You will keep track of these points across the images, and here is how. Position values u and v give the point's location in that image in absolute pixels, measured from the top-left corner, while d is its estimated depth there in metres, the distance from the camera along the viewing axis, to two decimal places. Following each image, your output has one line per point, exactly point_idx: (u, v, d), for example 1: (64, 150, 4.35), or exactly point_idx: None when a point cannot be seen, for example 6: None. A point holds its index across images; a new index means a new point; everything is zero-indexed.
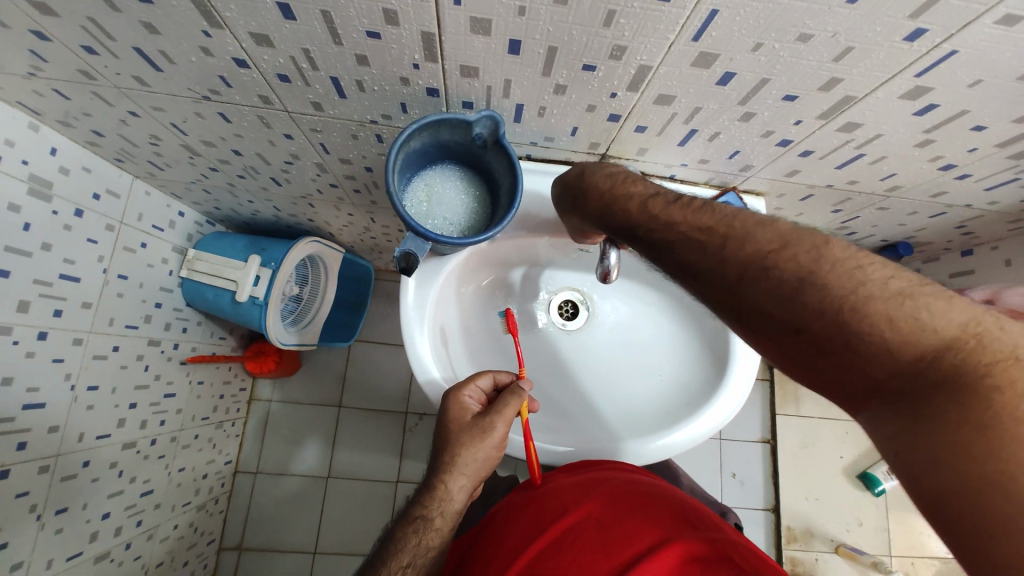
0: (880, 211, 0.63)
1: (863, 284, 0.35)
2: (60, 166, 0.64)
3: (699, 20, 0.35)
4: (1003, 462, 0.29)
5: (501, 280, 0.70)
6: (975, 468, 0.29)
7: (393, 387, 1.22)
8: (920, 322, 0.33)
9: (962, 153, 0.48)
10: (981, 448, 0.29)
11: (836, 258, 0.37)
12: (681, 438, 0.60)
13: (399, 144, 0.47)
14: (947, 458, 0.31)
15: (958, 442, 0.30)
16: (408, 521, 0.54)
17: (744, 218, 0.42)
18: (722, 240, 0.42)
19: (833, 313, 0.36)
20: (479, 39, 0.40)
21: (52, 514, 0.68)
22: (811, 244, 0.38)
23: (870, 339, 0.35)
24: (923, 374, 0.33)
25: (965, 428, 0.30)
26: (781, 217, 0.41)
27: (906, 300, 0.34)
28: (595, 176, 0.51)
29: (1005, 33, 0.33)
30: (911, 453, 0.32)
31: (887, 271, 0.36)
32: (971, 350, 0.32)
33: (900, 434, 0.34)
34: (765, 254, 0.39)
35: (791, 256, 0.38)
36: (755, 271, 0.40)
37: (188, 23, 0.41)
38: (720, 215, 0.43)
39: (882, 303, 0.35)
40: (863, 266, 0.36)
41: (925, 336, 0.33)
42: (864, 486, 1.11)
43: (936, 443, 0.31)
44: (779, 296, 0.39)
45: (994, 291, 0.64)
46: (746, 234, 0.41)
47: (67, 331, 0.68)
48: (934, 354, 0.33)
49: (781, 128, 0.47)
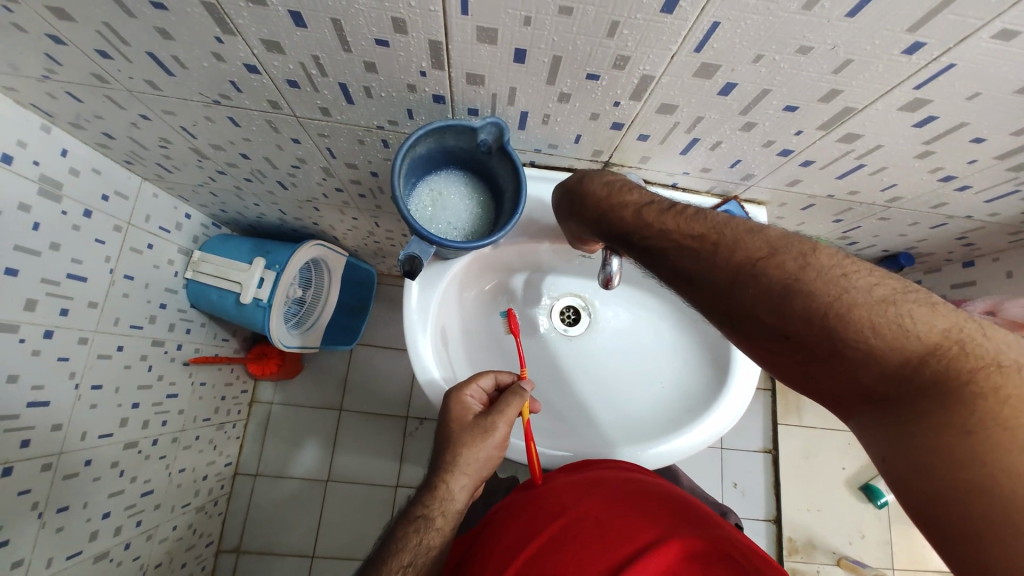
0: (881, 221, 0.64)
1: (847, 291, 0.36)
2: (71, 167, 0.65)
3: (701, 32, 0.36)
4: (989, 467, 0.29)
5: (503, 284, 0.70)
6: (962, 472, 0.30)
7: (393, 391, 1.23)
8: (903, 327, 0.34)
9: (962, 164, 0.48)
10: (966, 451, 0.30)
11: (822, 266, 0.37)
12: (682, 445, 0.60)
13: (405, 149, 0.48)
14: (936, 462, 0.31)
15: (945, 446, 0.31)
16: (409, 520, 0.54)
17: (734, 226, 0.42)
18: (713, 248, 0.42)
19: (819, 319, 0.36)
20: (485, 47, 0.40)
21: (52, 513, 0.68)
22: (798, 251, 0.39)
23: (857, 344, 0.35)
24: (908, 380, 0.34)
25: (951, 433, 0.31)
26: (771, 225, 0.42)
27: (889, 306, 0.35)
28: (593, 183, 0.52)
29: (1002, 48, 0.34)
30: (900, 457, 0.33)
31: (872, 278, 0.36)
32: (954, 355, 0.32)
33: (889, 438, 0.34)
34: (754, 261, 0.40)
35: (778, 263, 0.39)
36: (744, 277, 0.40)
37: (202, 30, 0.42)
38: (711, 223, 0.44)
39: (867, 309, 0.35)
40: (848, 274, 0.37)
41: (909, 342, 0.33)
42: (866, 498, 1.10)
43: (925, 448, 0.32)
44: (769, 301, 0.39)
45: (995, 302, 0.64)
46: (735, 242, 0.41)
47: (73, 330, 0.68)
48: (918, 359, 0.33)
49: (782, 138, 0.48)
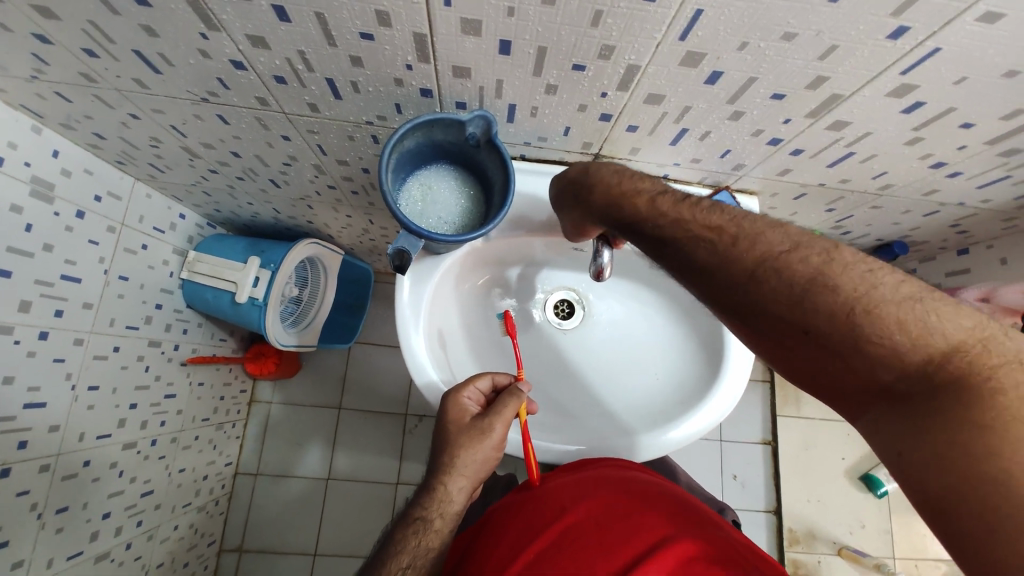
0: (874, 210, 0.63)
1: (875, 287, 0.35)
2: (63, 168, 0.65)
3: (685, 20, 0.36)
4: (1002, 461, 0.30)
5: (497, 278, 0.70)
6: (976, 468, 0.31)
7: (392, 388, 1.23)
8: (928, 325, 0.34)
9: (952, 150, 0.48)
10: (981, 449, 0.31)
11: (847, 262, 0.37)
12: (674, 436, 0.61)
13: (392, 143, 0.48)
14: (951, 458, 0.32)
15: (959, 440, 0.32)
16: (407, 523, 0.54)
17: (753, 219, 0.42)
18: (732, 241, 0.41)
19: (844, 314, 0.36)
20: (470, 39, 0.40)
21: (52, 514, 0.68)
22: (823, 247, 0.38)
23: (879, 341, 0.35)
24: (930, 378, 0.34)
25: (966, 429, 0.31)
26: (791, 222, 0.41)
27: (915, 303, 0.35)
28: (603, 171, 0.51)
29: (986, 30, 0.34)
30: (915, 452, 0.33)
31: (897, 276, 0.36)
32: (975, 354, 0.33)
33: (902, 435, 0.34)
34: (776, 255, 0.39)
35: (801, 258, 0.38)
36: (766, 270, 0.39)
37: (186, 26, 0.42)
38: (729, 215, 0.42)
39: (893, 307, 0.35)
40: (874, 270, 0.36)
41: (934, 339, 0.33)
42: (865, 488, 1.11)
43: (939, 445, 0.32)
44: (789, 297, 0.38)
45: (989, 288, 0.64)
46: (756, 235, 0.41)
47: (68, 331, 0.69)
48: (940, 357, 0.33)
49: (770, 126, 0.48)
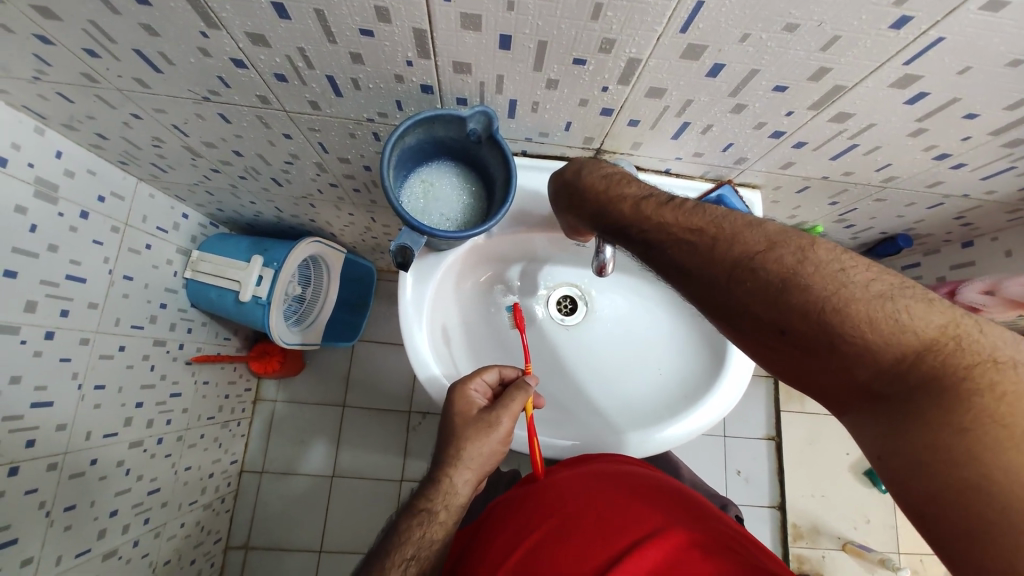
0: (878, 203, 0.63)
1: (844, 286, 0.35)
2: (65, 169, 0.65)
3: (686, 11, 0.36)
4: (980, 464, 0.29)
5: (498, 275, 0.70)
6: (957, 471, 0.30)
7: (396, 385, 1.23)
8: (899, 323, 0.34)
9: (956, 142, 0.47)
10: (961, 450, 0.30)
11: (819, 260, 0.37)
12: (677, 432, 0.61)
13: (394, 140, 0.48)
14: (931, 460, 0.31)
15: (937, 443, 0.31)
16: (412, 514, 0.54)
17: (732, 220, 0.42)
18: (711, 242, 0.41)
19: (815, 313, 0.36)
20: (470, 34, 0.40)
21: (60, 512, 0.69)
22: (796, 245, 0.38)
23: (852, 339, 0.35)
24: (905, 378, 0.34)
25: (943, 431, 0.31)
26: (768, 220, 0.41)
27: (886, 301, 0.34)
28: (591, 177, 0.51)
29: (991, 19, 0.33)
30: (895, 458, 0.33)
31: (869, 274, 0.36)
32: (950, 352, 0.32)
33: (884, 436, 0.34)
34: (752, 256, 0.39)
35: (776, 258, 0.38)
36: (741, 272, 0.39)
37: (186, 24, 0.42)
38: (710, 217, 0.43)
39: (864, 305, 0.35)
40: (845, 269, 0.36)
41: (906, 338, 0.33)
42: (870, 483, 1.10)
43: (919, 448, 0.32)
44: (767, 296, 0.38)
45: (995, 281, 0.63)
46: (734, 236, 0.41)
47: (74, 330, 0.69)
48: (914, 356, 0.33)
49: (773, 119, 0.48)
